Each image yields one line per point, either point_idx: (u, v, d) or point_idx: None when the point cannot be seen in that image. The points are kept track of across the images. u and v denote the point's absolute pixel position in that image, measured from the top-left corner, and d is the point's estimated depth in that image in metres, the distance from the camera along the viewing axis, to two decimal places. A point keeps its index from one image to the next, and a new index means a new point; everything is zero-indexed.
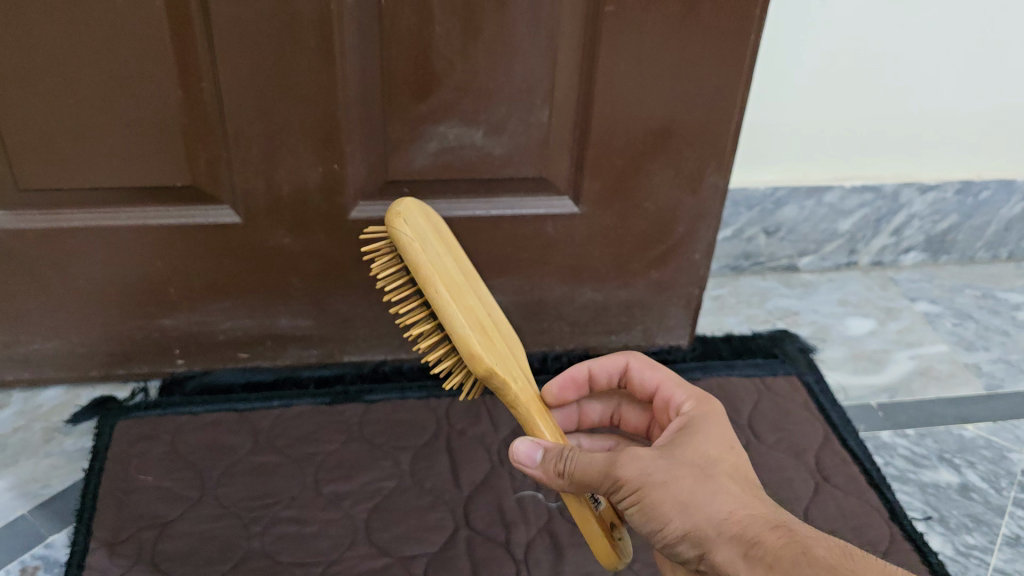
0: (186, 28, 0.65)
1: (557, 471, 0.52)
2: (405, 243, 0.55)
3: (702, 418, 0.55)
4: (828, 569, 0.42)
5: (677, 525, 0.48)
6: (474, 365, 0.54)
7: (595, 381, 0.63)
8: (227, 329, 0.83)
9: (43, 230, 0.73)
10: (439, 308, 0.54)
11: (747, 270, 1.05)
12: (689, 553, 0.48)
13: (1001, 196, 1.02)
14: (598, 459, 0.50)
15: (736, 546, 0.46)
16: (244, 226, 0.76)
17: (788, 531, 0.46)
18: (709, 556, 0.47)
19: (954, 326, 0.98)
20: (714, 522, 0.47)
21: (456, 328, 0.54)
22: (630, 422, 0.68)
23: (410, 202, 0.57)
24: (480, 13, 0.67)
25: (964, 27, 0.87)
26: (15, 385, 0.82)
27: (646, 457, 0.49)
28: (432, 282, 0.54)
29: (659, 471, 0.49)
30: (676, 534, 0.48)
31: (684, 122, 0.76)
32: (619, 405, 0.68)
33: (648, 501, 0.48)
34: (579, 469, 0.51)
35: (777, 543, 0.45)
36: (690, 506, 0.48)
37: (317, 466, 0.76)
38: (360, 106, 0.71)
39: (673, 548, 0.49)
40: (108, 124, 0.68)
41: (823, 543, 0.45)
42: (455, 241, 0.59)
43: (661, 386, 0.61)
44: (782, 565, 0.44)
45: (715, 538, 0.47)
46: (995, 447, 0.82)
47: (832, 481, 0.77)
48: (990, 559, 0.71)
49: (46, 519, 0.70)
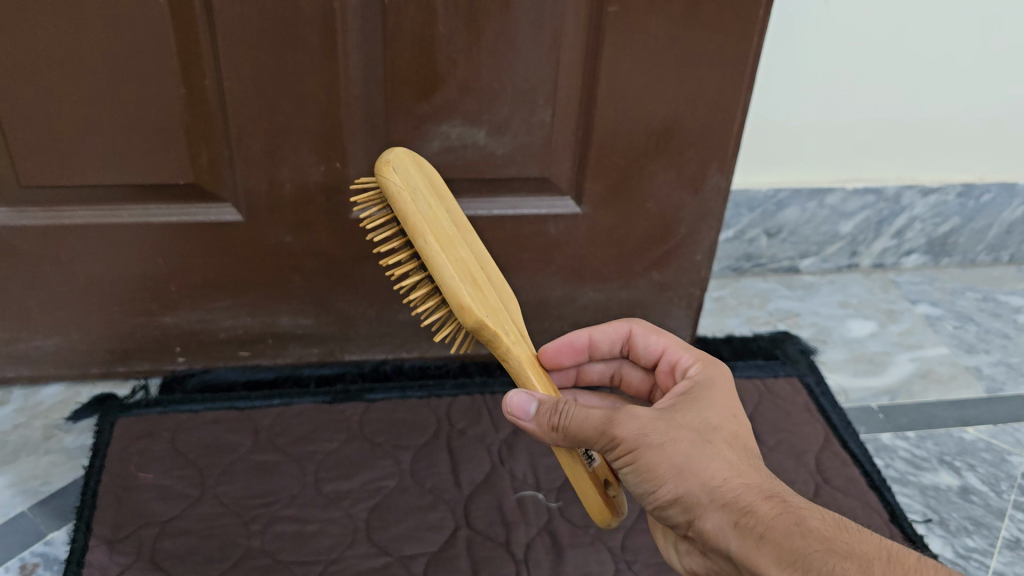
0: (190, 25, 0.65)
1: (551, 425, 0.52)
2: (393, 193, 0.55)
3: (704, 387, 0.56)
4: (822, 540, 0.42)
5: (671, 487, 0.48)
6: (463, 316, 0.55)
7: (596, 347, 0.65)
8: (228, 328, 0.83)
9: (45, 227, 0.73)
10: (427, 259, 0.55)
11: (748, 271, 1.05)
12: (679, 518, 0.48)
13: (1001, 200, 1.02)
14: (594, 416, 0.50)
15: (727, 514, 0.46)
16: (246, 224, 0.76)
17: (780, 502, 0.46)
18: (698, 523, 0.47)
19: (955, 328, 0.98)
20: (708, 489, 0.47)
21: (444, 279, 0.55)
22: (631, 385, 0.68)
23: (400, 150, 0.57)
24: (483, 13, 0.68)
25: (967, 30, 0.87)
26: (15, 382, 0.82)
27: (642, 418, 0.50)
28: (421, 233, 0.55)
29: (655, 433, 0.49)
30: (669, 497, 0.48)
31: (686, 122, 0.76)
32: (621, 366, 0.68)
33: (641, 464, 0.49)
34: (574, 422, 0.51)
35: (769, 514, 0.45)
36: (685, 470, 0.48)
37: (317, 465, 0.76)
38: (363, 105, 0.72)
39: (663, 512, 0.49)
40: (109, 120, 0.68)
41: (818, 515, 0.45)
42: (448, 192, 0.59)
43: (665, 350, 0.62)
44: (773, 535, 0.43)
45: (706, 504, 0.47)
46: (996, 450, 0.82)
47: (833, 482, 0.77)
48: (990, 562, 0.71)
49: (46, 517, 0.70)
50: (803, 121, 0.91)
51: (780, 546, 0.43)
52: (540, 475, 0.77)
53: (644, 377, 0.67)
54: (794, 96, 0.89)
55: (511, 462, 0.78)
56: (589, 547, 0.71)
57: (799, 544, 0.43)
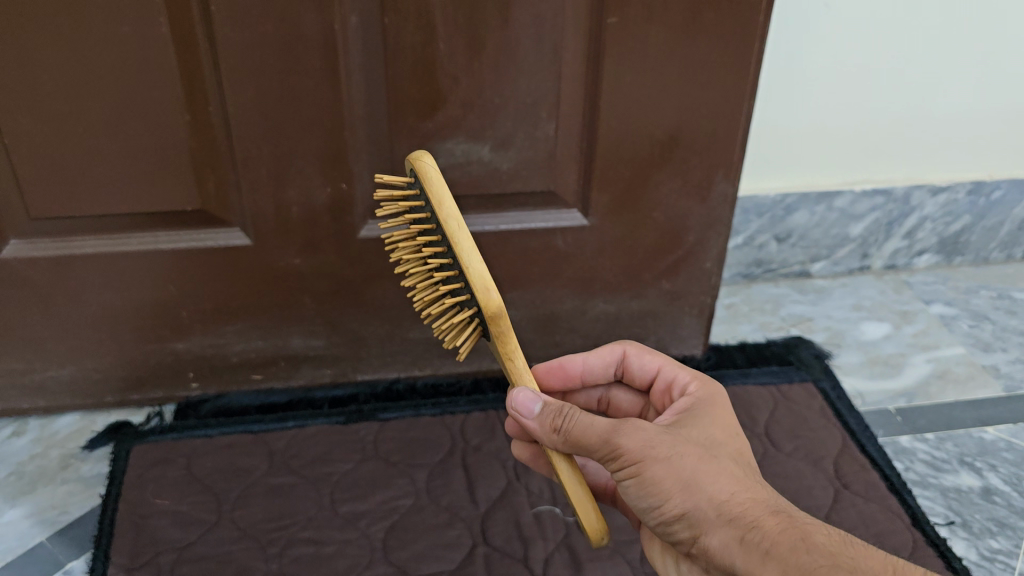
0: (192, 53, 0.65)
1: (553, 427, 0.51)
2: (430, 181, 0.52)
3: (704, 404, 0.55)
4: (827, 555, 0.42)
5: (677, 503, 0.47)
6: (484, 304, 0.50)
7: (589, 372, 0.65)
8: (239, 351, 0.83)
9: (55, 258, 0.73)
10: (457, 241, 0.50)
11: (759, 277, 1.04)
12: (684, 534, 0.48)
13: (1012, 196, 1.02)
14: (599, 423, 0.49)
15: (732, 530, 0.45)
16: (254, 248, 0.76)
17: (787, 517, 0.45)
18: (704, 539, 0.46)
19: (971, 327, 0.97)
20: (716, 504, 0.46)
21: (468, 264, 0.50)
22: (620, 407, 0.68)
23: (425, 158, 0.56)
24: (483, 29, 0.68)
25: (971, 28, 0.86)
26: (31, 413, 0.83)
27: (649, 431, 0.49)
28: (456, 218, 0.51)
29: (661, 446, 0.48)
30: (676, 512, 0.47)
31: (691, 130, 0.76)
32: (608, 390, 0.68)
33: (647, 476, 0.47)
34: (578, 428, 0.50)
35: (776, 528, 0.44)
36: (692, 484, 0.47)
37: (332, 486, 0.76)
38: (367, 125, 0.72)
39: (667, 527, 0.48)
40: (115, 149, 0.69)
41: (822, 530, 0.44)
42: None
43: (661, 369, 0.62)
44: (779, 551, 0.43)
45: (713, 519, 0.46)
46: (1017, 449, 0.81)
47: (852, 488, 0.76)
48: (1016, 564, 0.70)
49: (64, 546, 0.70)
50: (809, 124, 0.91)
51: (786, 562, 0.43)
52: (556, 489, 0.76)
53: (634, 399, 0.67)
54: (800, 101, 0.89)
55: (527, 476, 0.78)
56: (608, 561, 0.70)
57: (805, 561, 0.42)
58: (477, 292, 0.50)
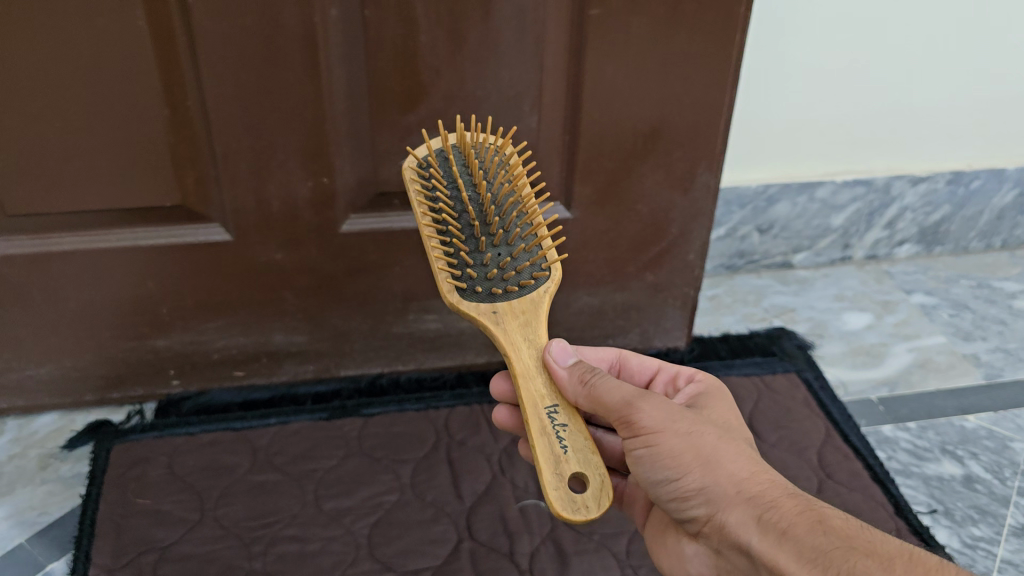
0: (171, 46, 0.65)
1: (581, 378, 0.50)
2: None
3: (716, 388, 0.58)
4: (843, 538, 0.42)
5: (696, 477, 0.47)
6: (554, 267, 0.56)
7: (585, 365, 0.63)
8: (221, 348, 0.83)
9: (30, 254, 0.72)
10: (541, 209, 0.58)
11: (742, 269, 1.05)
12: (699, 510, 0.47)
13: (991, 185, 1.03)
14: (628, 388, 0.50)
15: (750, 509, 0.45)
16: (235, 243, 0.76)
17: (805, 500, 0.45)
18: (719, 517, 0.46)
19: (952, 316, 0.98)
20: (736, 482, 0.46)
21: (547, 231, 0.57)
22: None
23: None
24: (464, 21, 0.67)
25: (951, 20, 0.87)
26: (9, 413, 0.82)
27: (671, 406, 0.49)
28: None
29: (682, 422, 0.49)
30: (694, 487, 0.47)
31: (673, 122, 0.76)
32: None
33: (664, 448, 0.48)
34: (606, 386, 0.50)
35: (794, 510, 0.44)
36: (713, 460, 0.47)
37: (317, 483, 0.75)
38: (348, 119, 0.71)
39: (682, 505, 0.48)
40: (93, 145, 0.68)
41: (839, 514, 0.44)
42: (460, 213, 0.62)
43: (662, 367, 0.63)
44: (796, 531, 0.43)
45: (733, 497, 0.46)
46: (998, 437, 0.81)
47: (836, 478, 0.76)
48: (997, 551, 0.71)
49: (44, 548, 0.69)
50: (791, 116, 0.91)
51: (802, 543, 0.43)
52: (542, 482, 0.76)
53: None
54: (781, 92, 0.89)
55: (512, 471, 0.77)
56: (594, 554, 0.70)
57: (820, 541, 0.42)
58: (557, 259, 0.56)
